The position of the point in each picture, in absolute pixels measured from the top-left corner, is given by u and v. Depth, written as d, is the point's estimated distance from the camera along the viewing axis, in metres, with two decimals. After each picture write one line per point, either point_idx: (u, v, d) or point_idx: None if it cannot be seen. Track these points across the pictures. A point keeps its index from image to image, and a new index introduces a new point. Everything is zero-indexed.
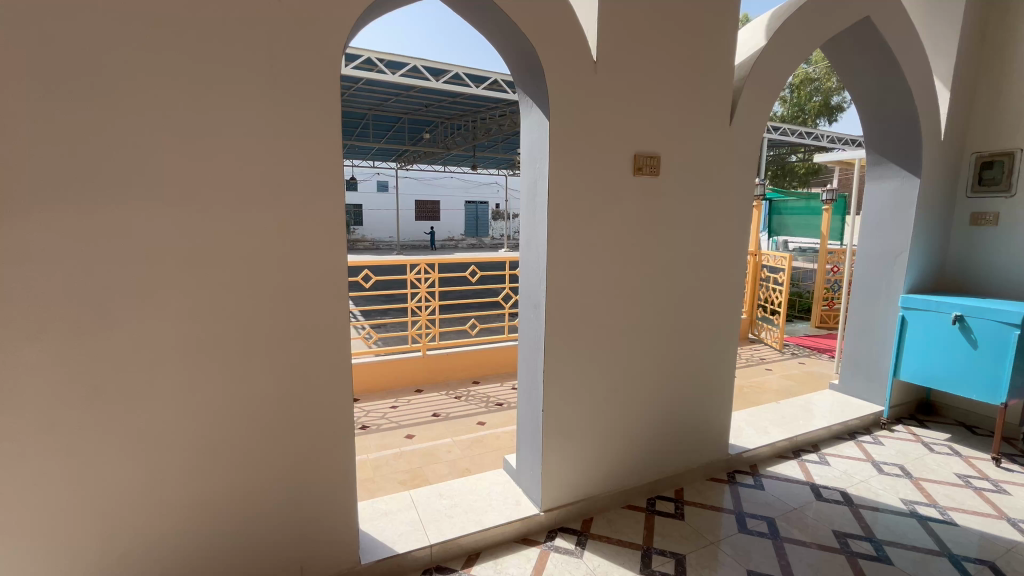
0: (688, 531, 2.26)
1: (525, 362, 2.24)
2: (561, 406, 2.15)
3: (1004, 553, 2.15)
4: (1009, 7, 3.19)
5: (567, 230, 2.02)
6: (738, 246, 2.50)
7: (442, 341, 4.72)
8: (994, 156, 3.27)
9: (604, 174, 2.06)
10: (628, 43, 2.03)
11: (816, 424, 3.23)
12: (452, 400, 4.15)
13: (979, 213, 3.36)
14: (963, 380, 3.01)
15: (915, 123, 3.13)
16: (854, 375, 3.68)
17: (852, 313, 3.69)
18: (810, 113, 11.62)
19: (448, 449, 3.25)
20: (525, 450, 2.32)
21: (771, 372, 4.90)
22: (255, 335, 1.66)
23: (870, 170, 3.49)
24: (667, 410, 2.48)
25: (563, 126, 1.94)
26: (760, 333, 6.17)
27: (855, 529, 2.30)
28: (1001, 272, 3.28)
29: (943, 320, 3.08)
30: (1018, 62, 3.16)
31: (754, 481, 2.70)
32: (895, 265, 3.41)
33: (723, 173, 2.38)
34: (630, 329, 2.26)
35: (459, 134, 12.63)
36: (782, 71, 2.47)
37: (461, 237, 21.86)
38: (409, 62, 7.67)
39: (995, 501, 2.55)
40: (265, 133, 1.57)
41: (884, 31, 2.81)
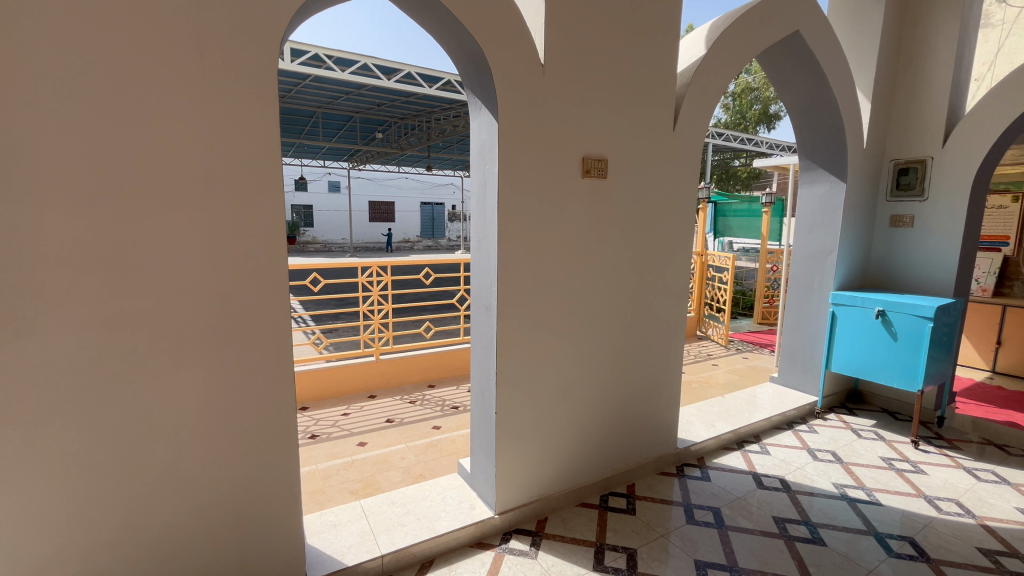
0: (639, 525, 2.31)
1: (478, 365, 2.23)
2: (514, 407, 2.15)
3: (922, 528, 2.33)
4: (918, 27, 3.49)
5: (517, 231, 2.02)
6: (683, 247, 2.60)
7: (396, 345, 4.61)
8: (909, 163, 3.57)
9: (554, 177, 2.08)
10: (575, 46, 2.05)
11: (757, 415, 3.40)
12: (407, 404, 4.07)
13: (898, 215, 3.65)
14: (886, 370, 3.25)
15: (840, 131, 3.36)
16: (791, 368, 3.90)
17: (788, 309, 3.90)
18: (751, 120, 12.26)
19: (402, 455, 3.18)
20: (479, 454, 2.30)
21: (717, 368, 5.12)
22: (188, 345, 1.55)
23: (803, 175, 3.71)
24: (618, 407, 2.53)
25: (512, 128, 1.94)
26: (707, 330, 6.43)
27: (792, 514, 2.43)
28: (916, 270, 3.57)
29: (867, 315, 3.32)
30: (927, 77, 3.46)
31: (701, 473, 2.80)
32: (826, 263, 3.63)
33: (668, 176, 2.46)
34: (582, 329, 2.30)
35: (413, 135, 12.46)
36: (721, 78, 2.59)
37: (417, 238, 21.54)
38: (360, 59, 7.49)
39: (914, 480, 2.76)
40: (196, 128, 1.47)
41: (812, 45, 3.00)
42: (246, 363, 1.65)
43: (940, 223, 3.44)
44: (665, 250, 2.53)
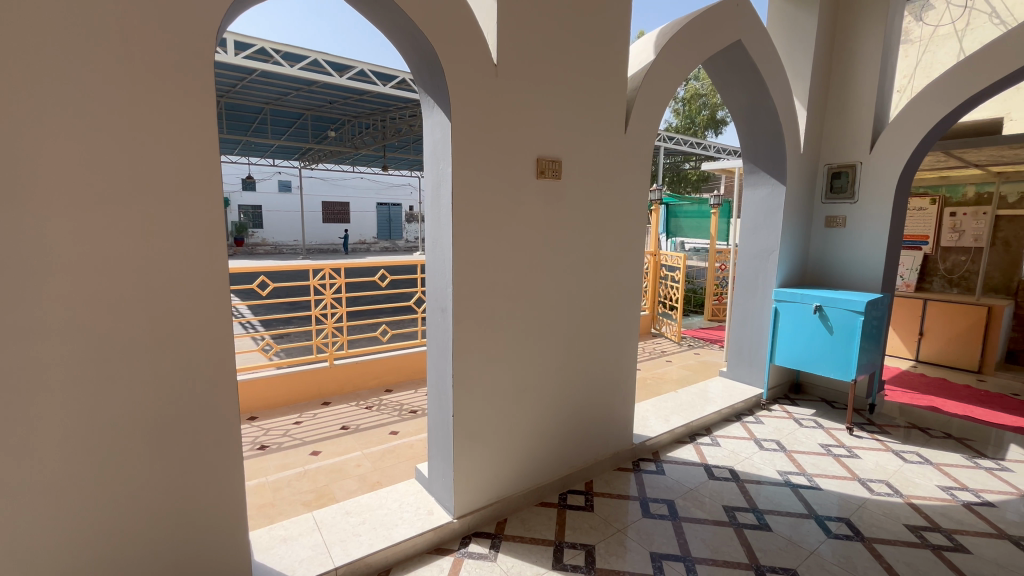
0: (597, 521, 2.35)
1: (434, 368, 2.19)
2: (472, 410, 2.13)
3: (857, 509, 2.49)
4: (848, 41, 3.73)
5: (472, 232, 2.00)
6: (635, 247, 2.66)
7: (350, 350, 4.48)
8: (841, 167, 3.82)
9: (509, 177, 2.08)
10: (528, 47, 2.06)
11: (708, 409, 3.53)
12: (363, 410, 3.96)
13: (832, 216, 3.89)
14: (824, 362, 3.45)
15: (780, 136, 3.55)
16: (739, 363, 4.07)
17: (735, 306, 4.07)
18: (699, 125, 12.78)
19: (357, 463, 3.09)
20: (437, 458, 2.26)
21: (670, 364, 5.28)
22: (118, 355, 1.44)
23: (747, 178, 3.89)
24: (575, 406, 2.56)
25: (466, 128, 1.92)
26: (661, 328, 6.63)
27: (740, 502, 2.54)
28: (849, 267, 3.82)
29: (806, 310, 3.52)
30: (856, 87, 3.70)
31: (656, 467, 2.87)
32: (769, 262, 3.82)
33: (620, 178, 2.52)
34: (538, 330, 2.31)
35: (368, 134, 12.17)
36: (669, 83, 2.67)
37: (373, 240, 21.05)
38: (309, 54, 7.25)
39: (849, 464, 2.95)
40: (123, 122, 1.36)
41: (753, 54, 3.15)
42: (184, 373, 1.54)
43: (869, 223, 3.69)
44: (618, 251, 2.59)
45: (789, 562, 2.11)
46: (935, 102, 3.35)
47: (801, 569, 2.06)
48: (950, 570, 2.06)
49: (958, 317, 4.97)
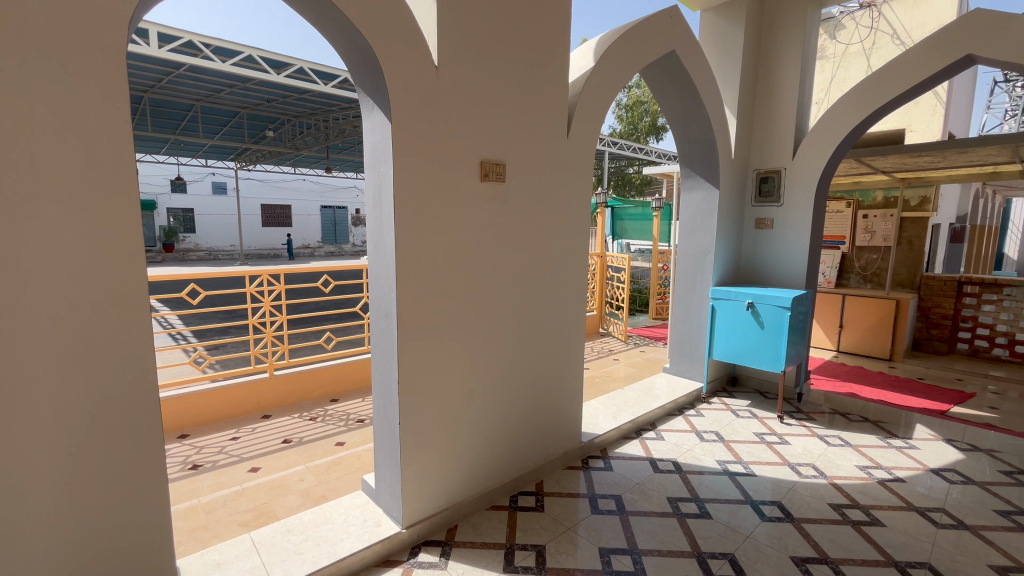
0: (547, 521, 2.37)
1: (379, 375, 2.13)
2: (419, 417, 2.09)
3: (788, 492, 2.66)
4: (772, 55, 3.99)
5: (415, 236, 1.97)
6: (579, 250, 2.72)
7: (292, 359, 4.27)
8: (768, 173, 4.08)
9: (452, 181, 2.07)
10: (469, 49, 2.05)
11: (653, 404, 3.65)
12: (306, 422, 3.79)
13: (761, 219, 4.15)
14: (757, 355, 3.66)
15: (713, 143, 3.75)
16: (680, 358, 4.25)
17: (676, 304, 4.25)
18: (642, 131, 13.28)
19: (300, 477, 2.95)
20: (384, 467, 2.20)
21: (617, 362, 5.43)
22: (17, 376, 1.29)
23: (684, 182, 4.07)
24: (523, 408, 2.58)
25: (407, 130, 1.89)
26: (609, 327, 6.81)
27: (683, 492, 2.64)
28: (777, 266, 4.08)
29: (740, 307, 3.72)
30: (779, 99, 3.97)
31: (604, 464, 2.94)
32: (706, 261, 4.01)
33: (563, 181, 2.57)
34: (485, 333, 2.31)
35: (309, 134, 11.72)
36: (608, 89, 2.75)
37: (318, 244, 20.24)
38: (243, 50, 6.89)
39: (781, 451, 3.15)
40: (21, 117, 1.23)
41: (686, 64, 3.31)
42: (98, 393, 1.41)
43: (793, 225, 3.97)
44: (563, 253, 2.63)
45: (728, 547, 2.21)
46: (847, 114, 3.65)
47: (738, 553, 2.17)
48: (867, 543, 2.24)
49: (872, 309, 5.43)
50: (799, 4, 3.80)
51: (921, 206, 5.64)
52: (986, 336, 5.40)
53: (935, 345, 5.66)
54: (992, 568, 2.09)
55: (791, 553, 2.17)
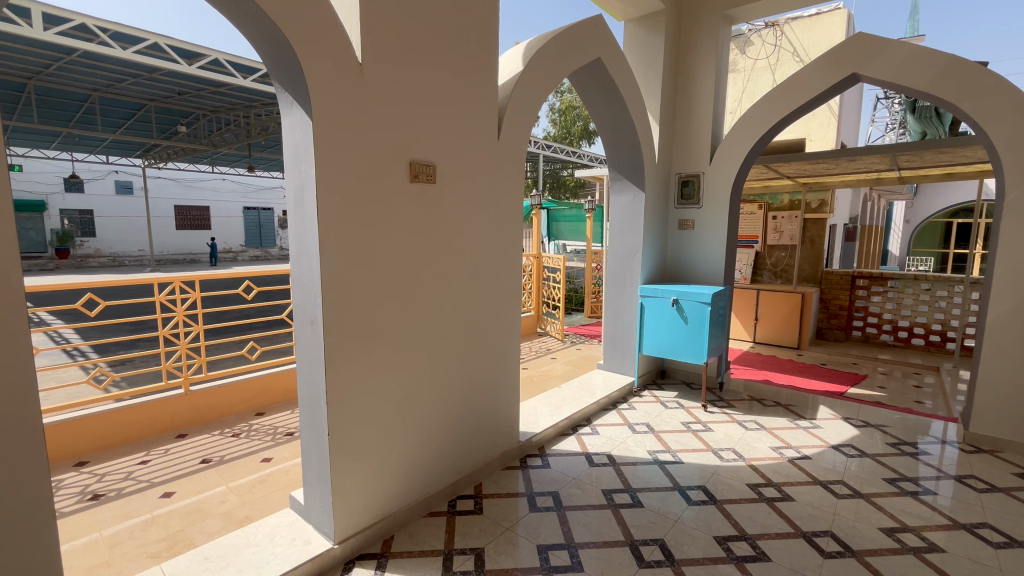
0: (486, 523, 2.37)
1: (305, 386, 2.03)
2: (350, 427, 2.01)
3: (711, 476, 2.84)
4: (690, 66, 4.25)
5: (341, 239, 1.89)
6: (512, 251, 2.75)
7: (210, 373, 3.95)
8: (688, 177, 4.34)
9: (381, 183, 2.01)
10: (395, 47, 2.01)
11: (588, 400, 3.76)
12: (228, 438, 3.53)
13: (683, 220, 4.40)
14: (682, 349, 3.87)
15: (638, 147, 3.92)
16: (613, 354, 4.41)
17: (608, 302, 4.40)
18: (575, 135, 13.67)
19: (221, 499, 2.74)
20: (313, 482, 2.09)
21: (554, 361, 5.54)
22: None
23: (613, 185, 4.23)
24: (459, 411, 2.56)
25: (331, 129, 1.81)
26: (546, 327, 6.92)
27: (617, 484, 2.74)
28: (699, 264, 4.35)
29: (666, 303, 3.93)
30: (696, 107, 4.24)
31: (542, 462, 2.98)
32: (634, 261, 4.20)
33: (495, 183, 2.58)
34: (419, 337, 2.27)
35: (229, 131, 10.95)
36: (537, 92, 2.80)
37: (241, 248, 18.95)
38: (147, 36, 6.30)
39: (705, 438, 3.35)
40: None
41: (612, 72, 3.46)
42: None
43: (711, 226, 4.25)
44: (496, 254, 2.65)
45: (658, 532, 2.32)
46: (756, 123, 3.96)
47: (667, 538, 2.28)
48: (780, 518, 2.44)
49: (782, 303, 5.93)
50: (713, 20, 4.08)
51: (820, 208, 6.25)
52: (876, 324, 6.05)
53: (834, 333, 6.30)
54: (882, 530, 2.35)
55: (715, 534, 2.31)
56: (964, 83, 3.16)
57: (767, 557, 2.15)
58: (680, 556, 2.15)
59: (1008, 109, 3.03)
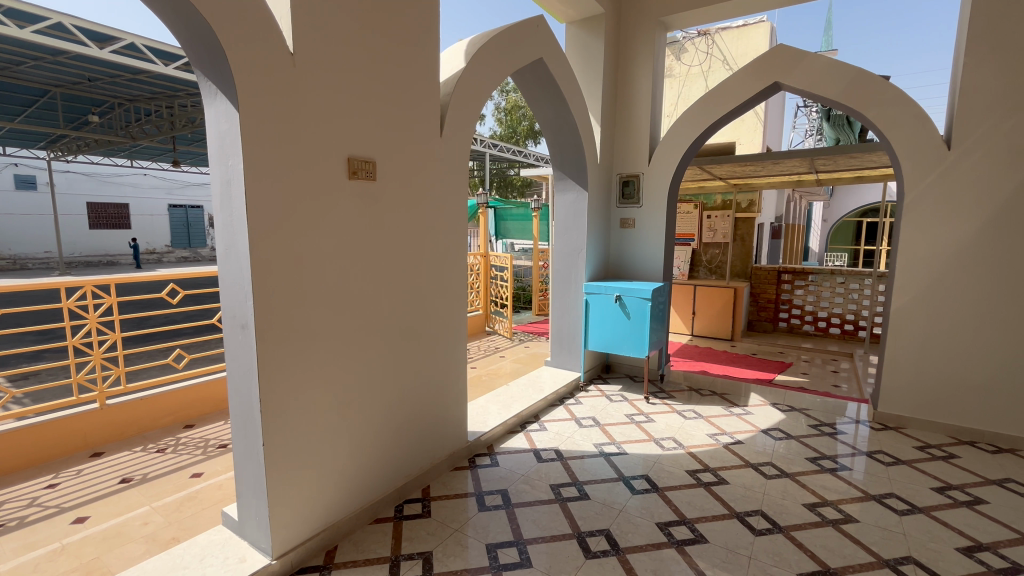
0: (434, 525, 2.33)
1: (236, 393, 1.91)
2: (286, 436, 1.92)
3: (653, 464, 2.96)
4: (628, 69, 4.39)
5: (272, 238, 1.79)
6: (456, 250, 2.73)
7: (130, 385, 3.63)
8: (628, 177, 4.49)
9: (316, 179, 1.93)
10: (330, 38, 1.93)
11: (536, 397, 3.80)
12: (152, 455, 3.27)
13: (624, 219, 4.55)
14: (625, 343, 4.00)
15: (580, 147, 4.00)
16: (560, 351, 4.48)
17: (554, 299, 4.47)
18: (520, 135, 13.78)
19: (144, 520, 2.52)
20: (247, 496, 1.97)
21: (503, 359, 5.56)
22: None
23: (557, 184, 4.30)
24: (404, 414, 2.51)
25: (260, 122, 1.71)
26: (494, 325, 6.93)
27: (564, 478, 2.78)
28: (640, 261, 4.51)
29: (609, 300, 4.04)
30: (635, 109, 4.39)
31: (490, 461, 2.98)
32: (579, 258, 4.28)
33: (438, 181, 2.55)
34: (360, 339, 2.21)
35: (148, 122, 10.12)
36: (480, 90, 2.78)
37: (167, 249, 17.60)
38: (49, 15, 5.68)
39: (647, 428, 3.48)
40: None
41: (554, 72, 3.51)
42: None
43: (650, 225, 4.41)
44: (440, 253, 2.62)
45: (604, 522, 2.38)
46: (690, 126, 4.16)
47: (613, 527, 2.35)
48: (716, 501, 2.57)
49: (716, 297, 6.26)
50: (650, 26, 4.24)
51: (749, 207, 6.67)
52: (799, 315, 6.53)
53: (763, 324, 6.74)
54: (805, 506, 2.54)
55: (657, 520, 2.40)
56: (870, 94, 3.47)
57: (705, 539, 2.26)
58: (624, 544, 2.22)
59: (907, 119, 3.35)
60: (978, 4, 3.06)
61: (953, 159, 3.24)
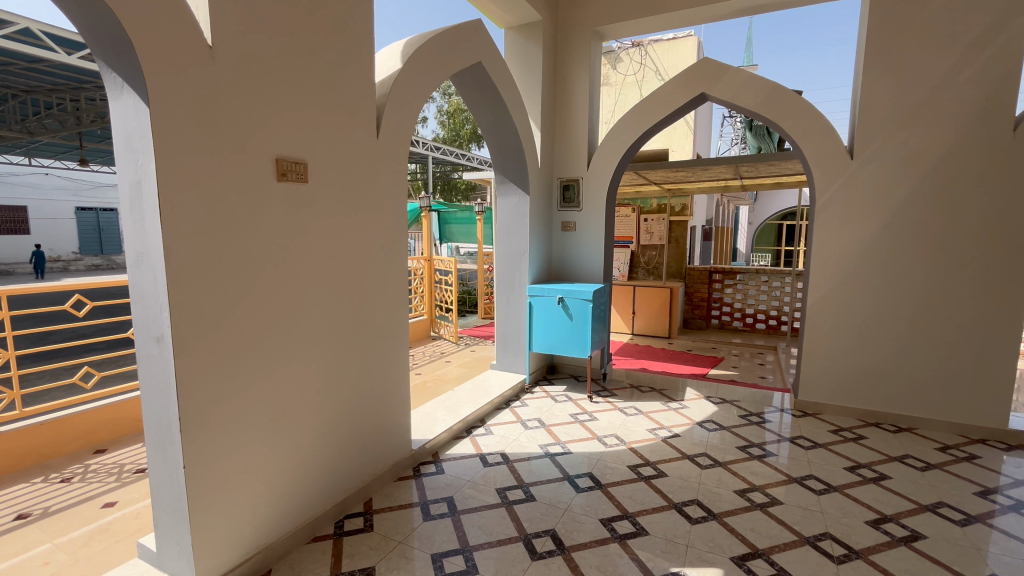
0: (377, 539, 2.26)
1: (150, 412, 1.75)
2: (210, 457, 1.78)
3: (597, 462, 3.03)
4: (567, 76, 4.49)
5: (191, 245, 1.66)
6: (394, 254, 2.67)
7: (28, 409, 3.24)
8: (568, 181, 4.59)
9: (240, 180, 1.82)
10: (253, 32, 1.82)
11: (481, 401, 3.78)
12: (55, 485, 2.93)
13: (565, 222, 4.64)
14: (569, 344, 4.07)
15: (521, 151, 4.05)
16: (505, 354, 4.49)
17: (498, 302, 4.47)
18: (464, 138, 13.77)
19: (45, 560, 2.26)
20: (167, 524, 1.81)
21: (449, 364, 5.50)
22: None
23: (499, 188, 4.32)
24: (343, 426, 2.41)
25: (174, 119, 1.59)
26: (440, 330, 6.84)
27: (511, 481, 2.78)
28: (582, 264, 4.61)
29: (552, 302, 4.10)
30: (574, 115, 4.50)
31: (436, 468, 2.93)
32: (522, 261, 4.32)
33: (375, 183, 2.48)
34: (293, 348, 2.10)
35: (49, 117, 9.13)
36: (418, 92, 2.74)
37: (74, 256, 15.96)
38: None
39: (591, 427, 3.56)
40: None
41: (494, 77, 3.52)
42: None
43: (591, 228, 4.53)
44: (379, 258, 2.56)
45: (550, 522, 2.40)
46: (626, 132, 4.31)
47: (558, 527, 2.37)
48: (656, 493, 2.67)
49: (654, 297, 6.53)
50: (586, 35, 4.36)
51: (683, 211, 7.02)
52: (729, 312, 6.94)
53: (697, 322, 7.09)
54: (736, 492, 2.69)
55: (600, 517, 2.45)
56: (785, 106, 3.76)
57: (645, 531, 2.34)
58: (570, 543, 2.25)
59: (816, 130, 3.67)
60: (872, 28, 3.41)
61: (855, 167, 3.57)
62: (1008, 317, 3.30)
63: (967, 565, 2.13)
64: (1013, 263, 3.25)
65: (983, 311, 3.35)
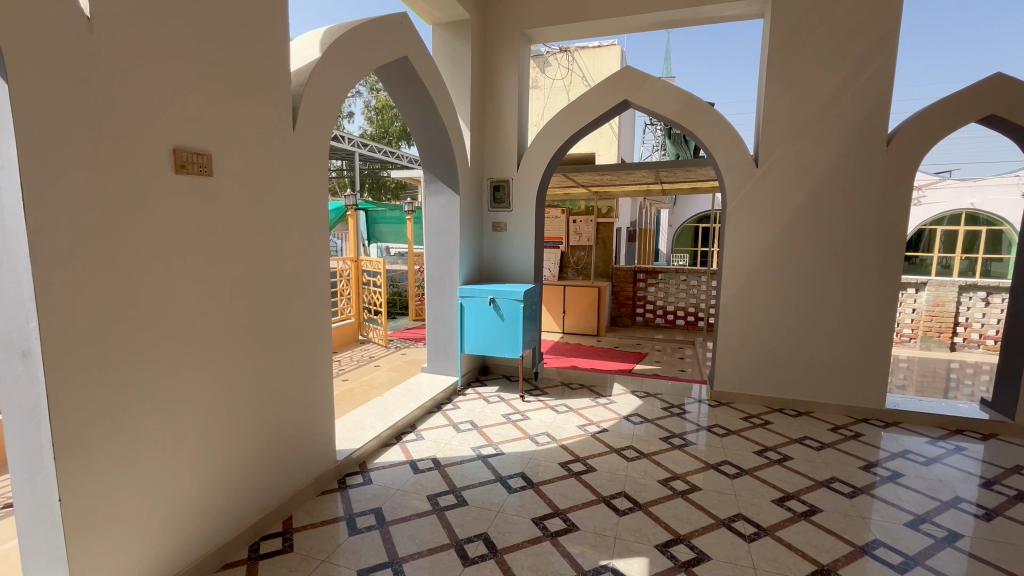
0: (298, 558, 2.11)
1: (15, 438, 1.50)
2: (91, 487, 1.56)
3: (529, 461, 3.05)
4: (496, 76, 4.50)
5: (64, 243, 1.44)
6: (313, 254, 2.51)
7: None
8: (499, 182, 4.59)
9: (127, 171, 1.62)
10: (143, 7, 1.63)
11: (412, 406, 3.67)
12: None
13: (496, 223, 4.63)
14: (501, 344, 4.07)
15: (450, 150, 3.98)
16: (437, 356, 4.41)
17: (428, 303, 4.37)
18: (393, 135, 13.43)
19: None
20: (39, 566, 1.56)
21: (378, 368, 5.29)
22: None
23: (427, 187, 4.22)
24: (257, 440, 2.23)
25: (41, 97, 1.37)
26: (369, 334, 6.58)
27: (442, 487, 2.72)
28: (513, 264, 4.63)
29: (484, 302, 4.07)
30: (503, 115, 4.50)
31: (363, 479, 2.79)
32: (452, 261, 4.25)
33: (291, 179, 2.33)
34: (196, 358, 1.91)
35: None
36: (338, 84, 2.60)
37: None
38: None
39: (523, 426, 3.57)
40: None
41: (422, 73, 3.44)
42: None
43: (521, 228, 4.56)
44: (296, 259, 2.40)
45: (483, 526, 2.38)
46: (555, 134, 4.39)
47: (490, 530, 2.35)
48: (585, 488, 2.73)
49: (584, 296, 6.72)
50: (514, 37, 4.39)
51: (609, 213, 7.30)
52: (652, 310, 7.30)
53: (624, 319, 7.38)
54: (660, 482, 2.82)
55: (532, 516, 2.46)
56: (699, 116, 4.01)
57: (576, 526, 2.38)
58: (502, 544, 2.24)
59: (726, 139, 3.95)
60: (772, 48, 3.73)
61: (760, 175, 3.89)
62: (884, 309, 3.75)
63: (856, 532, 2.38)
64: (887, 262, 3.70)
65: (864, 305, 3.78)
